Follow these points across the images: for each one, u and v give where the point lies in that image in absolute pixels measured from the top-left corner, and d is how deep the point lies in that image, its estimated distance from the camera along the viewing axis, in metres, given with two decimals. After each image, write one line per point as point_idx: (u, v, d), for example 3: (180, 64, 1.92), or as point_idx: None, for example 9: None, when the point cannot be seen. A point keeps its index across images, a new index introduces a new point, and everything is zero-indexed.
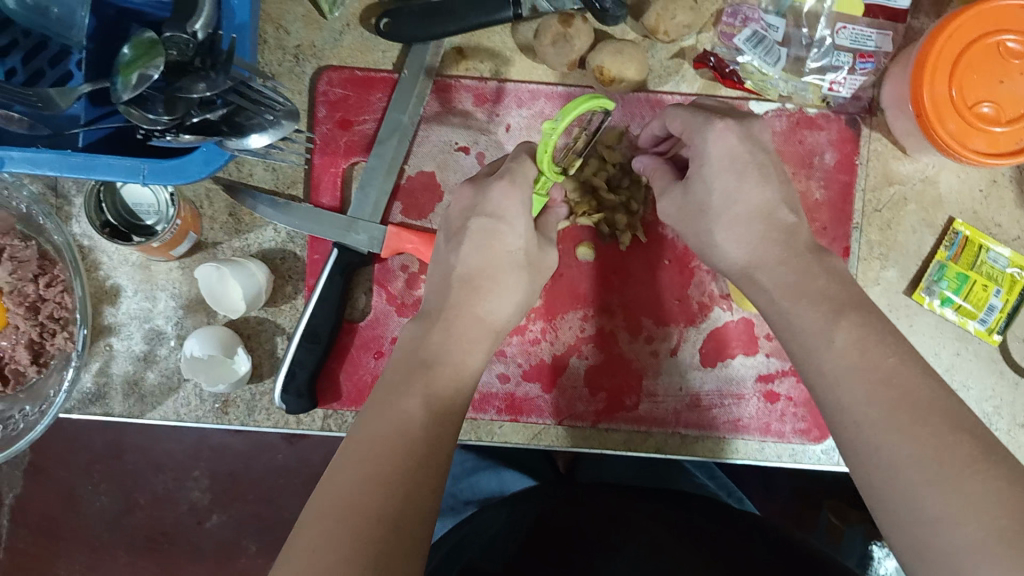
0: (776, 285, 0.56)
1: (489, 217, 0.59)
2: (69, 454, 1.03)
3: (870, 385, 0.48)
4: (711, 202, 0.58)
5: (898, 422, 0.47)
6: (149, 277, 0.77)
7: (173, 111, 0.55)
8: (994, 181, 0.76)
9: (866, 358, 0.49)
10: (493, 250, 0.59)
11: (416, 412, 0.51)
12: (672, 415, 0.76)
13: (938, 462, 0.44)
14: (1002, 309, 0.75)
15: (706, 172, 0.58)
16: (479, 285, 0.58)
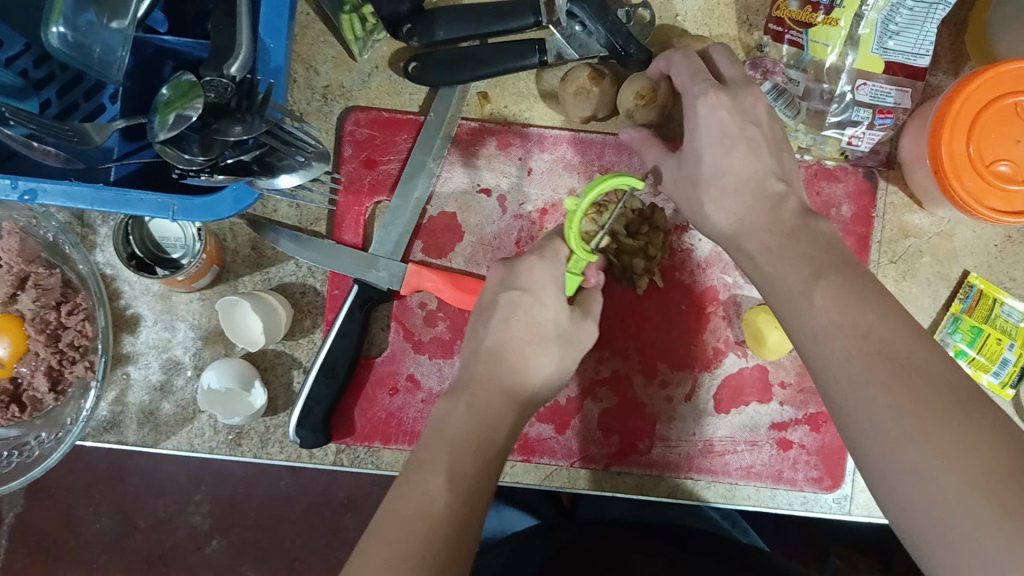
0: (761, 251, 0.57)
1: (519, 290, 0.62)
2: (71, 474, 1.05)
3: (847, 340, 0.48)
4: (701, 174, 0.61)
5: (875, 378, 0.46)
6: (169, 307, 0.78)
7: (209, 152, 0.55)
8: (1009, 237, 0.77)
9: (846, 317, 0.49)
10: (531, 324, 0.61)
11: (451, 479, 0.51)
12: (685, 460, 0.76)
13: (915, 417, 0.44)
14: (1017, 362, 0.75)
15: (696, 146, 0.60)
16: (505, 358, 0.60)
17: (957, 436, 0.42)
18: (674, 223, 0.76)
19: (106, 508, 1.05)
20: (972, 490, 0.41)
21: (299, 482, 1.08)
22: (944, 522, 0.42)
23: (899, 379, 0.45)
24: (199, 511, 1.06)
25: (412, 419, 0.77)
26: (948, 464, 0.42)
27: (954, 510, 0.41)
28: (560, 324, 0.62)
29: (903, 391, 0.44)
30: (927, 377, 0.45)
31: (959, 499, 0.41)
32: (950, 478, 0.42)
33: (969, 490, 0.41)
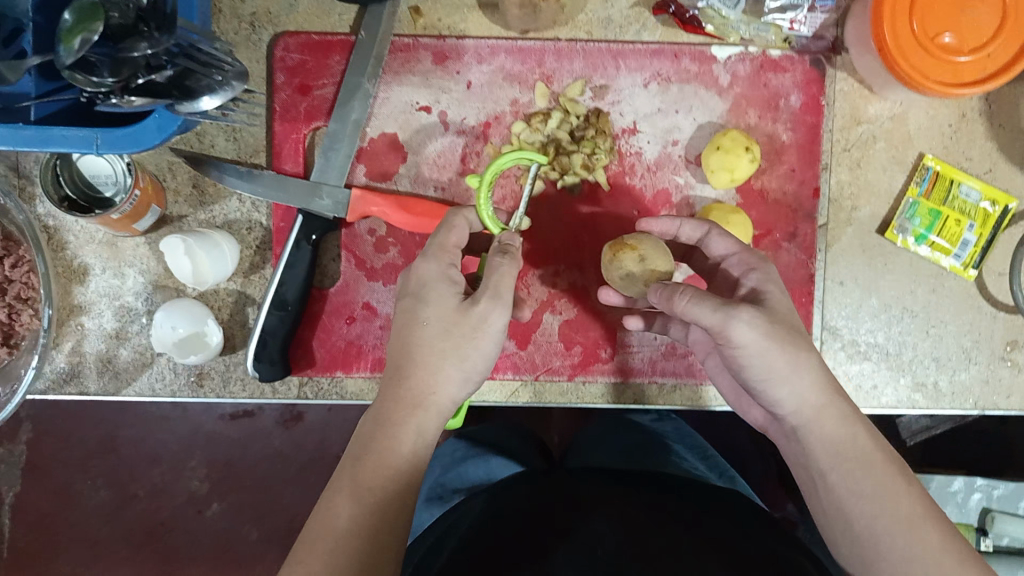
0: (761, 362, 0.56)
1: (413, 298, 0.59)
2: (64, 450, 1.03)
3: (831, 422, 0.56)
4: (769, 371, 0.56)
5: (856, 452, 0.55)
6: (115, 253, 0.76)
7: (119, 74, 0.55)
8: (963, 116, 0.75)
9: (837, 410, 0.57)
10: (435, 333, 0.57)
11: (357, 498, 0.52)
12: (648, 366, 0.76)
13: (893, 505, 0.53)
14: (977, 243, 0.75)
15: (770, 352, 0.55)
16: (399, 366, 0.57)
17: (871, 457, 0.55)
18: (619, 127, 0.75)
19: (102, 479, 1.04)
20: (886, 494, 0.53)
21: (291, 440, 1.06)
22: (874, 523, 0.53)
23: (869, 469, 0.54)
24: (197, 475, 1.05)
25: (371, 346, 0.77)
26: (872, 480, 0.54)
27: (876, 512, 0.53)
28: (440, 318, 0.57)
29: (886, 475, 0.54)
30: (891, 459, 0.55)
31: (880, 501, 0.53)
32: (912, 535, 0.52)
33: (904, 504, 0.53)
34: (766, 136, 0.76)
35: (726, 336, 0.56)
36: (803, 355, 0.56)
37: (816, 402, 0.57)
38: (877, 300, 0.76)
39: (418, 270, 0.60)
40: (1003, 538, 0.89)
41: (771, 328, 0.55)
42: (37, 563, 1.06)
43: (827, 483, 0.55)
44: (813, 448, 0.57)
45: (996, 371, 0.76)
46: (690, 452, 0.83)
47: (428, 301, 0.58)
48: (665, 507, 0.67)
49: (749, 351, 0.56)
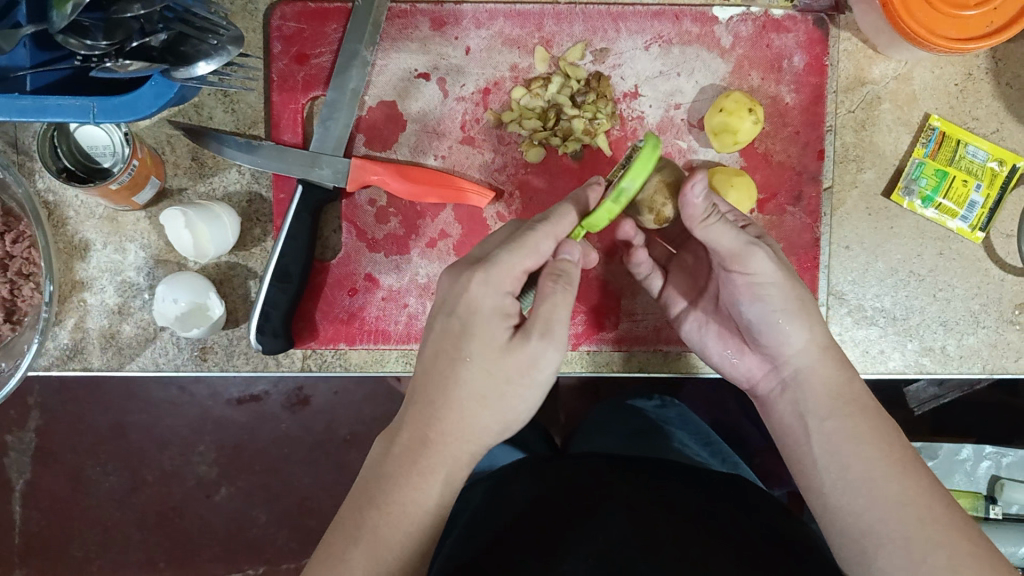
0: (774, 297, 0.60)
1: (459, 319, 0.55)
2: (72, 436, 1.03)
3: (826, 374, 0.60)
4: (784, 307, 0.60)
5: (849, 410, 0.58)
6: (116, 228, 0.75)
7: (113, 37, 0.56)
8: (970, 75, 0.74)
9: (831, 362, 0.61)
10: (477, 371, 0.55)
11: (374, 553, 0.52)
12: (653, 333, 0.76)
13: (884, 460, 0.55)
14: (984, 204, 0.74)
15: (780, 287, 0.60)
16: (433, 398, 0.55)
17: (864, 404, 0.59)
18: (621, 91, 0.74)
19: (112, 464, 1.03)
20: (875, 439, 0.57)
21: (300, 422, 1.05)
22: (870, 470, 0.55)
23: (865, 423, 0.57)
24: (205, 460, 1.05)
25: (374, 318, 0.76)
26: (869, 429, 0.57)
27: (870, 457, 0.56)
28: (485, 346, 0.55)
29: (877, 430, 0.57)
30: (878, 413, 0.58)
31: (876, 448, 0.56)
32: (906, 487, 0.54)
33: (893, 457, 0.56)
34: (770, 98, 0.75)
35: (743, 265, 0.59)
36: (807, 298, 0.60)
37: (821, 344, 0.61)
38: (884, 263, 0.75)
39: (474, 298, 0.55)
40: (1013, 505, 0.88)
41: (785, 264, 0.60)
42: (50, 550, 1.05)
43: (825, 427, 0.59)
44: (812, 390, 0.60)
45: (1004, 334, 0.75)
46: (692, 436, 0.81)
47: (473, 336, 0.55)
48: (677, 498, 0.66)
49: (767, 284, 0.60)
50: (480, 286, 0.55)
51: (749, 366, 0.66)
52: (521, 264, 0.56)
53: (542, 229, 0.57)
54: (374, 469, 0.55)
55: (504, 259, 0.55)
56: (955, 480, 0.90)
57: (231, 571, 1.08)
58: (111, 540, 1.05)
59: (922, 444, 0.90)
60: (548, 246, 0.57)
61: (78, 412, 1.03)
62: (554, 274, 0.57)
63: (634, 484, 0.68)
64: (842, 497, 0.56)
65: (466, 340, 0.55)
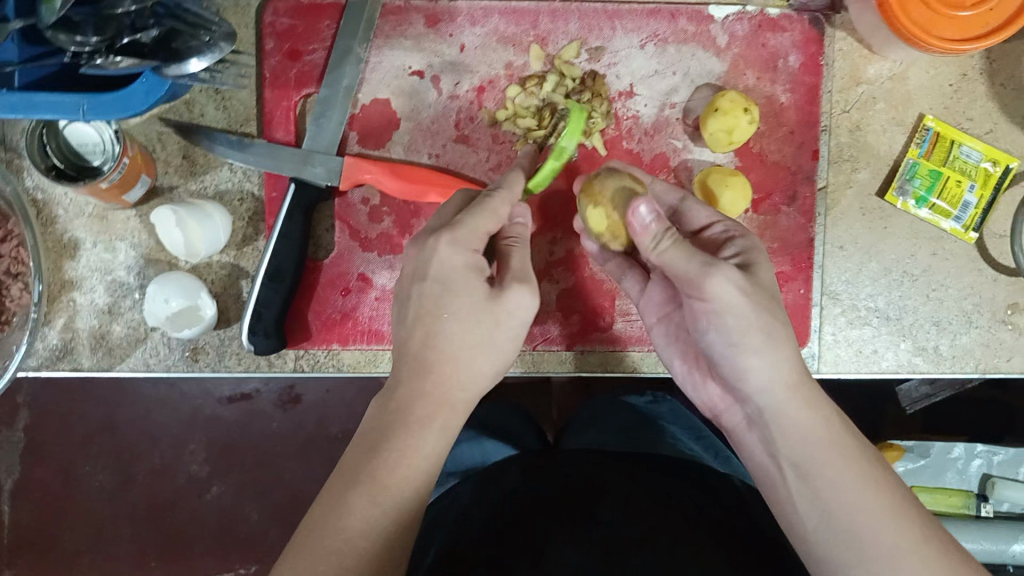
0: (739, 329, 0.56)
1: (437, 283, 0.57)
2: (62, 434, 1.02)
3: (800, 409, 0.56)
4: (749, 338, 0.56)
5: (829, 449, 0.54)
6: (106, 227, 0.75)
7: (103, 33, 0.54)
8: (964, 76, 0.75)
9: (804, 399, 0.56)
10: (464, 325, 0.57)
11: (378, 503, 0.50)
12: (649, 333, 0.76)
13: (871, 503, 0.52)
14: (978, 205, 0.74)
15: (742, 316, 0.56)
16: (428, 368, 0.56)
17: (843, 444, 0.55)
18: (616, 90, 0.74)
19: (101, 462, 1.03)
20: (860, 482, 0.53)
21: (291, 420, 1.05)
22: (855, 519, 0.52)
23: (849, 462, 0.54)
24: (196, 458, 1.04)
25: (368, 318, 0.75)
26: (849, 475, 0.53)
27: (857, 507, 0.52)
28: (472, 298, 0.57)
29: (859, 467, 0.53)
30: (858, 448, 0.54)
31: (860, 493, 0.52)
32: (897, 530, 0.51)
33: (881, 497, 0.52)
34: (765, 97, 0.75)
35: (701, 290, 0.57)
36: (774, 324, 0.57)
37: (787, 381, 0.56)
38: (878, 263, 0.75)
39: (444, 257, 0.57)
40: (1003, 503, 0.88)
41: (750, 291, 0.57)
42: (36, 549, 1.04)
43: (801, 472, 0.55)
44: (778, 432, 0.56)
45: (997, 333, 0.75)
46: (684, 431, 0.81)
47: (455, 293, 0.57)
48: (665, 488, 0.66)
49: (728, 311, 0.57)
50: (450, 246, 0.57)
51: (710, 395, 0.64)
52: (490, 225, 0.59)
53: (499, 195, 0.60)
54: (371, 430, 0.54)
55: (470, 220, 0.58)
56: (946, 479, 0.90)
57: (222, 570, 1.06)
58: (100, 539, 1.04)
59: (915, 443, 0.91)
60: (506, 209, 0.60)
61: (69, 410, 1.02)
62: (511, 237, 0.63)
63: (636, 482, 0.67)
64: (828, 546, 0.53)
65: (448, 296, 0.57)
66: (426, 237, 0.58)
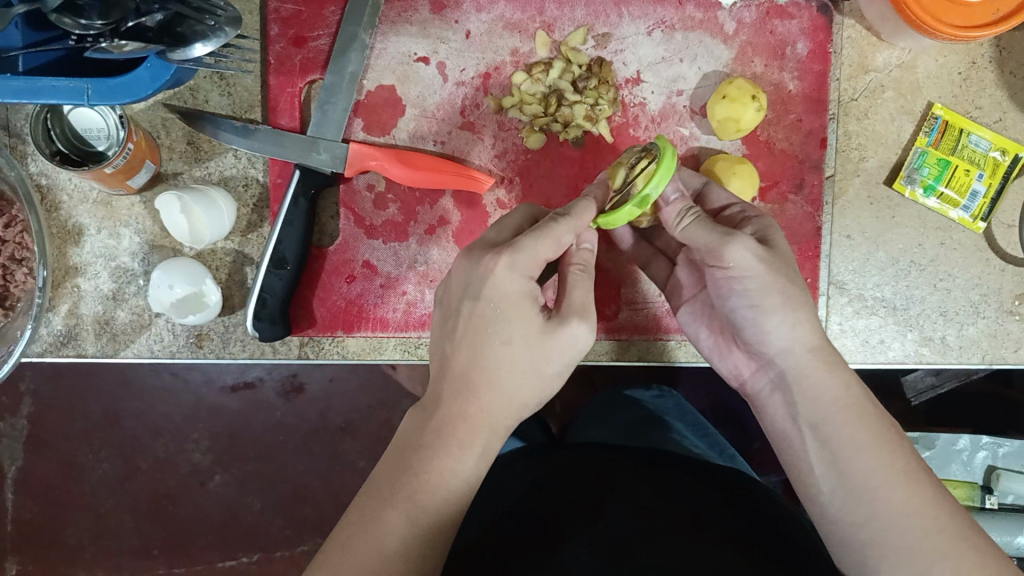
0: (758, 293, 0.57)
1: (490, 305, 0.54)
2: (65, 424, 1.02)
3: (828, 378, 0.56)
4: (765, 301, 0.57)
5: (847, 414, 0.55)
6: (110, 213, 0.74)
7: (108, 17, 0.52)
8: (974, 64, 0.74)
9: (831, 374, 0.56)
10: (523, 358, 0.54)
11: (411, 520, 0.50)
12: (654, 322, 0.75)
13: (886, 472, 0.52)
14: (986, 194, 0.73)
15: (758, 282, 0.57)
16: (472, 382, 0.54)
17: (864, 409, 0.55)
18: (623, 77, 0.74)
19: (105, 452, 1.03)
20: (877, 449, 0.53)
21: (293, 410, 1.05)
22: (869, 480, 0.52)
23: (863, 429, 0.54)
24: (199, 448, 1.04)
25: (372, 305, 0.75)
26: (867, 435, 0.54)
27: (876, 466, 0.53)
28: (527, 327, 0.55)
29: (870, 432, 0.54)
30: (875, 413, 0.55)
31: (877, 456, 0.53)
32: (904, 497, 0.52)
33: (890, 463, 0.53)
34: (772, 85, 0.75)
35: (721, 256, 0.57)
36: (797, 285, 0.57)
37: (808, 344, 0.57)
38: (885, 253, 0.75)
39: (501, 282, 0.54)
40: (1008, 495, 0.88)
41: (770, 258, 0.57)
42: (40, 538, 1.04)
43: (821, 436, 0.55)
44: (801, 396, 0.57)
45: (1004, 324, 0.75)
46: (690, 427, 0.81)
47: (511, 317, 0.54)
48: (680, 490, 0.65)
49: (745, 275, 0.57)
50: (506, 270, 0.54)
51: (735, 362, 0.64)
52: (549, 252, 0.56)
53: (564, 222, 0.56)
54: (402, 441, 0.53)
55: (529, 244, 0.55)
56: (952, 470, 0.90)
57: (225, 559, 1.07)
58: (105, 528, 1.04)
59: (920, 435, 0.90)
60: (570, 238, 0.57)
61: (72, 399, 1.01)
62: (577, 264, 0.60)
63: (647, 481, 0.66)
64: (840, 508, 0.53)
65: (502, 323, 0.54)
66: (482, 258, 0.55)
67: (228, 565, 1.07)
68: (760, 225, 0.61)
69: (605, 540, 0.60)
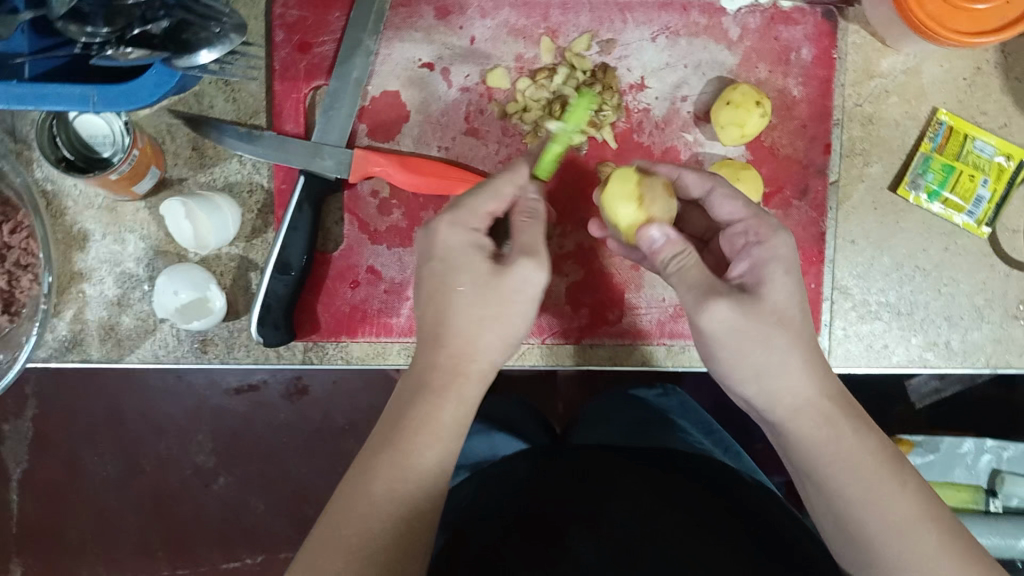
0: (747, 362, 0.55)
1: (438, 262, 0.56)
2: (69, 425, 1.02)
3: (823, 430, 0.55)
4: (753, 372, 0.56)
5: (848, 460, 0.54)
6: (116, 219, 0.75)
7: (114, 24, 0.55)
8: (978, 69, 0.74)
9: (826, 431, 0.55)
10: (473, 299, 0.55)
11: (393, 489, 0.50)
12: (657, 328, 0.75)
13: (897, 522, 0.52)
14: (991, 199, 0.73)
15: (734, 346, 0.56)
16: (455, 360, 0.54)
17: (865, 459, 0.54)
18: (627, 83, 0.74)
19: (109, 453, 1.03)
20: (882, 490, 0.53)
21: (297, 412, 1.05)
22: (867, 527, 0.53)
23: (868, 476, 0.54)
24: (203, 449, 1.04)
25: (376, 310, 0.75)
26: (864, 489, 0.53)
27: (877, 514, 0.53)
28: (474, 274, 0.55)
29: (872, 478, 0.54)
30: (868, 450, 0.55)
31: (879, 503, 0.53)
32: (913, 545, 0.52)
33: (894, 509, 0.53)
34: (777, 90, 0.75)
35: (702, 321, 0.56)
36: (777, 349, 0.55)
37: (804, 399, 0.55)
38: (889, 258, 0.75)
39: (445, 238, 0.56)
40: (1014, 498, 0.87)
41: (750, 321, 0.54)
42: (43, 539, 1.04)
43: (817, 481, 0.55)
44: (800, 446, 0.56)
45: (1010, 328, 0.75)
46: (695, 426, 0.81)
47: (460, 269, 0.56)
48: (684, 492, 0.65)
49: (728, 343, 0.56)
50: (450, 226, 0.56)
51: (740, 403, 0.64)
52: (491, 204, 0.58)
53: (504, 174, 0.59)
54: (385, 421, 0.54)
55: (472, 200, 0.57)
56: (954, 473, 0.89)
57: (228, 560, 1.07)
58: (109, 528, 1.04)
59: (924, 439, 0.90)
60: (509, 189, 0.58)
61: (75, 401, 1.01)
62: (526, 210, 0.59)
63: (647, 480, 0.66)
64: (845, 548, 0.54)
65: (458, 277, 0.55)
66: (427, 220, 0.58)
67: (230, 566, 1.07)
68: (761, 265, 0.57)
69: (608, 540, 0.60)
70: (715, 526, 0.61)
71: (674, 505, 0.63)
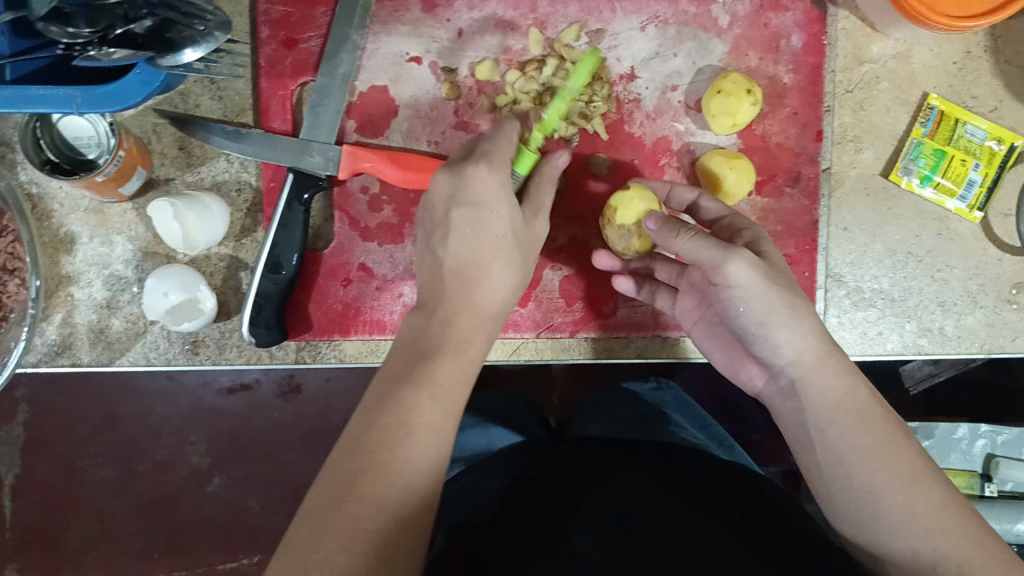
0: (755, 304, 0.57)
1: (468, 205, 0.58)
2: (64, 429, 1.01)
3: (830, 384, 0.56)
4: (768, 317, 0.57)
5: (849, 420, 0.55)
6: (103, 221, 0.74)
7: (97, 25, 0.53)
8: (969, 53, 0.74)
9: (835, 380, 0.57)
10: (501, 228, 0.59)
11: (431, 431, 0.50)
12: (651, 318, 0.75)
13: (902, 477, 0.52)
14: (982, 183, 0.73)
15: (739, 295, 0.57)
16: (468, 273, 0.58)
17: (869, 412, 0.55)
18: (617, 73, 0.73)
19: (104, 456, 1.02)
20: (885, 450, 0.54)
21: (291, 409, 1.04)
22: (871, 481, 0.53)
23: (864, 429, 0.54)
24: (197, 450, 1.03)
25: (369, 308, 0.75)
26: (870, 438, 0.54)
27: (881, 468, 0.53)
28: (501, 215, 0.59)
29: (869, 437, 0.54)
30: (865, 417, 0.55)
31: (880, 461, 0.53)
32: (916, 499, 0.52)
33: (895, 463, 0.53)
34: (768, 78, 0.74)
35: (723, 275, 0.57)
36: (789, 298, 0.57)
37: (815, 350, 0.57)
38: (882, 244, 0.75)
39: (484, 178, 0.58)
40: (1008, 482, 0.88)
41: (770, 273, 0.57)
42: (39, 544, 1.03)
43: (827, 439, 0.56)
44: (811, 399, 0.57)
45: (1004, 313, 0.75)
46: (688, 419, 0.81)
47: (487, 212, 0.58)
48: (683, 480, 0.65)
49: (745, 291, 0.57)
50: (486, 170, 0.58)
51: (750, 374, 0.66)
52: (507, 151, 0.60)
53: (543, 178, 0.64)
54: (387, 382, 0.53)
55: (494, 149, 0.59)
56: (952, 458, 0.89)
57: (226, 561, 1.06)
58: (105, 532, 1.04)
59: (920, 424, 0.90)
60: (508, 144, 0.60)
61: (68, 404, 1.01)
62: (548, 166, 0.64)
63: (653, 474, 0.66)
64: (846, 507, 0.54)
65: (475, 219, 0.58)
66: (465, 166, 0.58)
67: (227, 566, 1.06)
68: (751, 238, 0.62)
69: (609, 530, 0.59)
70: (714, 515, 0.60)
71: (672, 492, 0.63)
